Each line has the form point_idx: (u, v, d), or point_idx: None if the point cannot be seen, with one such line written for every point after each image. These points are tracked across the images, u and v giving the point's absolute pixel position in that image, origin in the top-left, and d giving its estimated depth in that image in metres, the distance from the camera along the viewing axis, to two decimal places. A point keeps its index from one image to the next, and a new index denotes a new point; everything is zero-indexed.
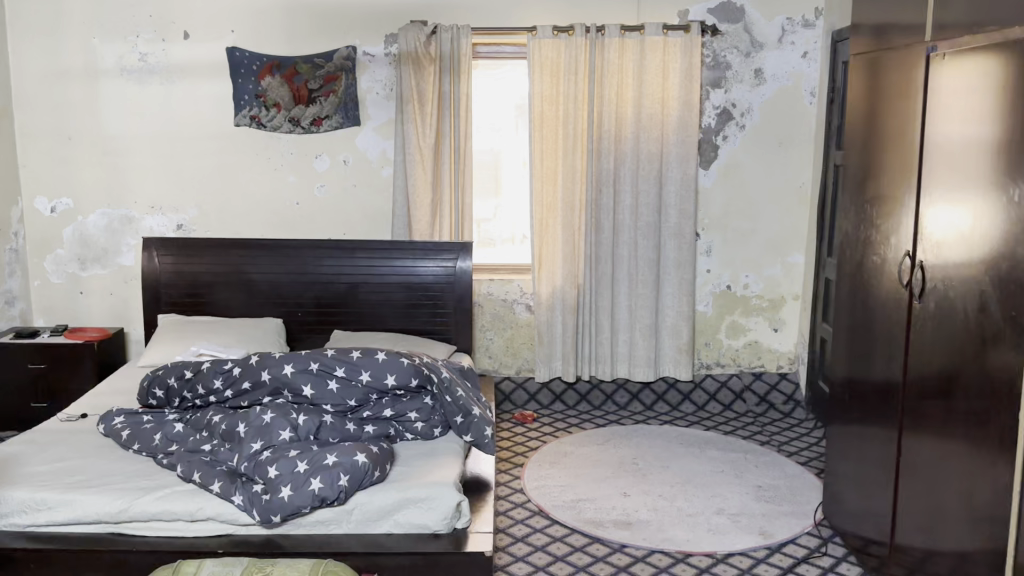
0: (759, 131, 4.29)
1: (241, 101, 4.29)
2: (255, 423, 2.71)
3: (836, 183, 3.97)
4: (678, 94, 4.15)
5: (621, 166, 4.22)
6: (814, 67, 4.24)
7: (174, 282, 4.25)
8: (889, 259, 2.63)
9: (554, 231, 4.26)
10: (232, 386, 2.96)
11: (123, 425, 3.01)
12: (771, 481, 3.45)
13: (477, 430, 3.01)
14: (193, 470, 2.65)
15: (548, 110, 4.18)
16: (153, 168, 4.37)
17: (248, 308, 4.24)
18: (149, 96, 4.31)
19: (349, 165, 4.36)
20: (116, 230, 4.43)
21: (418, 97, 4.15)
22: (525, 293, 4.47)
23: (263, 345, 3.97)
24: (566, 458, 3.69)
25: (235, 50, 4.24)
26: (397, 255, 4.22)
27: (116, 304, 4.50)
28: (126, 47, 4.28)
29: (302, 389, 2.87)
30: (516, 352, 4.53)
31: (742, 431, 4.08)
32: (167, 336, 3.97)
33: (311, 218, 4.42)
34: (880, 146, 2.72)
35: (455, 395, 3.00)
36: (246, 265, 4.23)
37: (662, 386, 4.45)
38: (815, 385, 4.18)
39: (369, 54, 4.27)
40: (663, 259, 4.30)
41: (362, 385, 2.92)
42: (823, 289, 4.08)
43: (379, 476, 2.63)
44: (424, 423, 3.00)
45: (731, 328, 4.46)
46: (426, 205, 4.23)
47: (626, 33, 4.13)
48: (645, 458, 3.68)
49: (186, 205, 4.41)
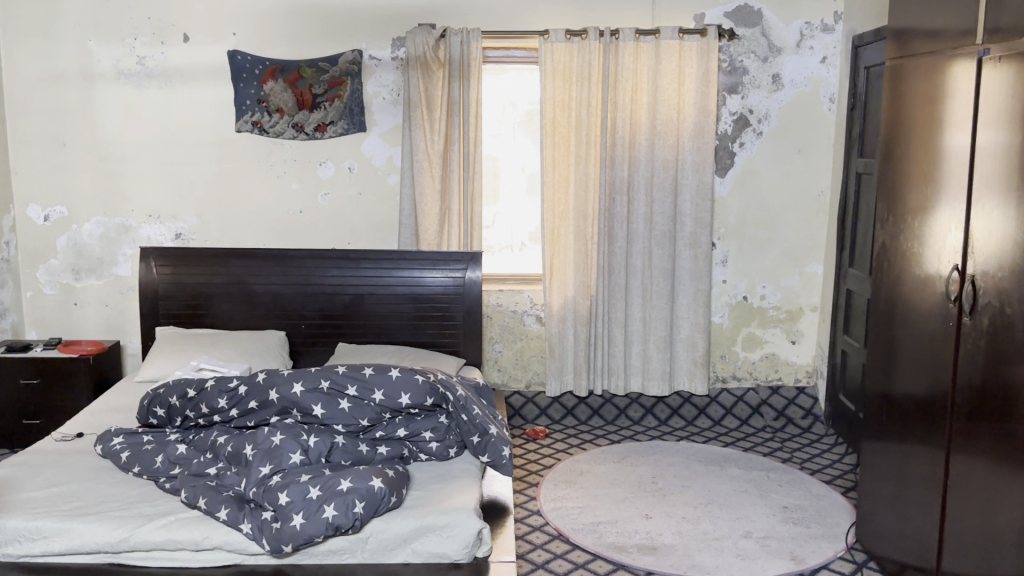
0: (777, 139, 4.18)
1: (242, 106, 4.15)
2: (263, 445, 2.58)
3: (858, 192, 3.86)
4: (695, 99, 4.04)
5: (636, 173, 4.09)
6: (833, 72, 4.13)
7: (173, 294, 4.10)
8: (935, 273, 2.53)
9: (566, 242, 4.12)
10: (238, 406, 2.81)
11: (122, 446, 2.87)
12: (796, 501, 3.33)
13: (493, 450, 2.85)
14: (198, 495, 2.50)
15: (560, 115, 4.06)
16: (151, 175, 4.23)
17: (249, 320, 4.10)
18: (148, 100, 4.17)
19: (354, 172, 4.22)
20: (112, 239, 4.28)
21: (425, 102, 4.02)
22: (536, 304, 4.33)
23: (266, 359, 3.82)
24: (583, 477, 3.55)
25: (237, 54, 4.10)
26: (405, 265, 4.08)
27: (111, 316, 4.34)
28: (123, 50, 4.13)
29: (311, 408, 2.72)
30: (525, 365, 4.39)
31: (762, 447, 3.95)
32: (166, 350, 3.82)
33: (315, 227, 4.28)
34: (924, 157, 2.61)
35: (472, 413, 2.84)
36: (247, 276, 4.08)
37: (677, 400, 4.32)
38: (836, 399, 4.07)
39: (375, 57, 4.14)
40: (678, 269, 4.17)
41: (375, 404, 2.78)
42: (845, 301, 3.96)
43: (396, 501, 2.49)
44: (439, 443, 2.86)
45: (747, 340, 4.34)
46: (435, 214, 4.10)
47: (640, 36, 4.02)
48: (665, 477, 3.55)
49: (185, 213, 4.26)
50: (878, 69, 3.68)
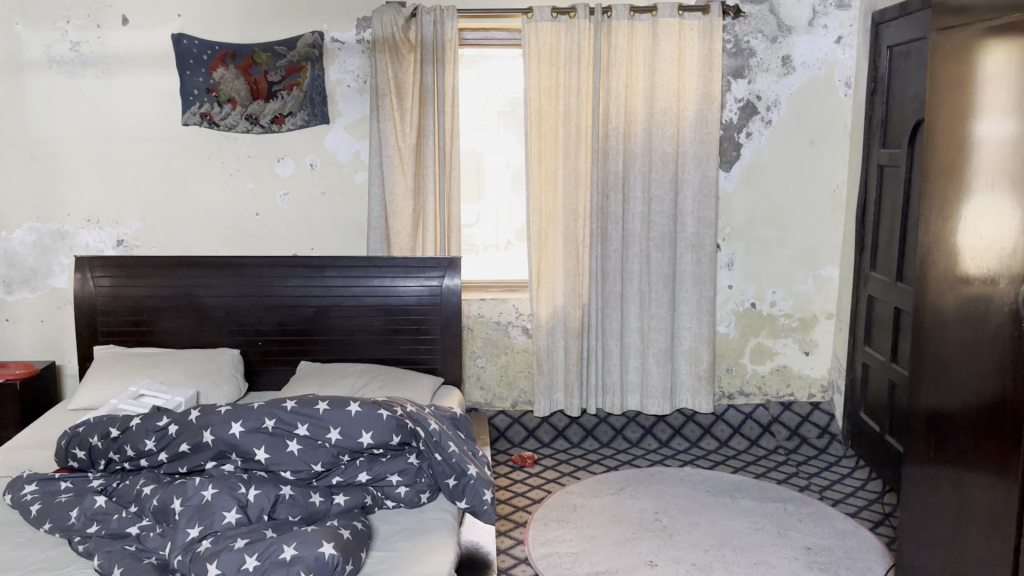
0: (788, 127, 3.76)
1: (189, 96, 3.69)
2: (192, 501, 2.12)
3: (881, 187, 3.44)
4: (697, 84, 3.62)
5: (632, 168, 3.67)
6: (849, 53, 3.72)
7: (114, 309, 3.64)
8: (1002, 284, 2.12)
9: (554, 245, 3.69)
10: (168, 449, 2.37)
11: (34, 497, 2.38)
12: (820, 541, 2.92)
13: (473, 494, 2.45)
14: (113, 563, 2.06)
15: (546, 104, 3.63)
16: (89, 175, 3.76)
17: (201, 337, 3.65)
18: (84, 91, 3.70)
19: (316, 169, 3.78)
20: (47, 248, 3.81)
21: (395, 90, 3.59)
22: (521, 315, 3.90)
23: (217, 383, 3.37)
24: (577, 513, 3.13)
25: (182, 38, 3.64)
26: (375, 274, 3.65)
27: (48, 333, 3.87)
28: (54, 35, 3.66)
29: (253, 452, 2.30)
30: (511, 383, 3.95)
31: (777, 473, 3.54)
32: (103, 372, 3.35)
33: (273, 231, 3.83)
34: (979, 152, 2.21)
35: (447, 451, 2.44)
36: (197, 288, 3.63)
37: (679, 419, 3.90)
38: (856, 417, 3.66)
39: (338, 40, 3.70)
40: (680, 274, 3.76)
41: (330, 446, 2.34)
42: (866, 308, 3.55)
43: (352, 569, 2.05)
44: (408, 488, 2.45)
45: (756, 352, 3.93)
46: (407, 215, 3.65)
47: (636, 15, 3.59)
48: (670, 513, 3.13)
49: (129, 217, 3.80)
50: (904, 49, 3.27)
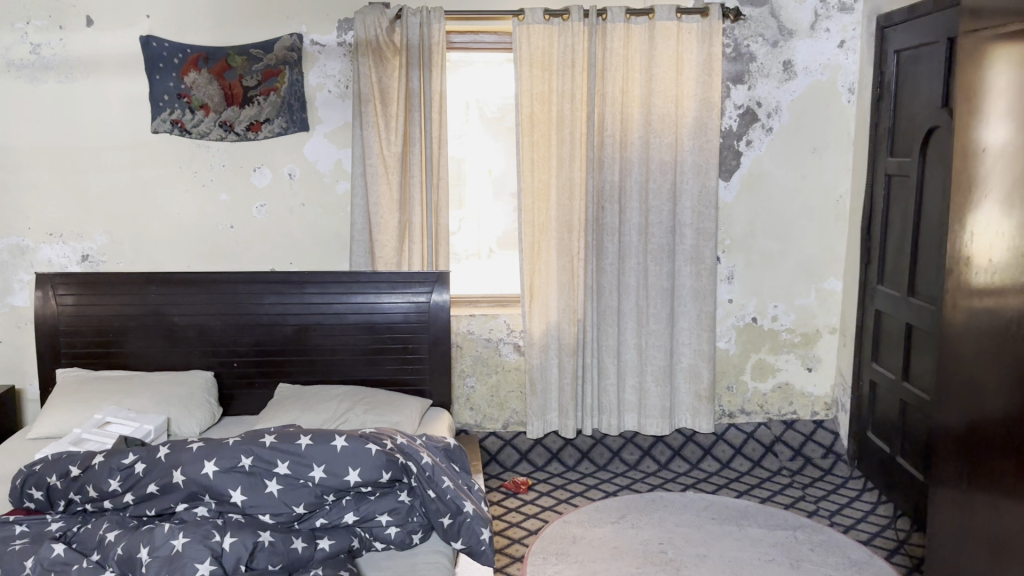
0: (791, 135, 3.62)
1: (159, 102, 3.47)
2: (161, 551, 1.91)
3: (889, 197, 3.29)
4: (695, 90, 3.46)
5: (628, 176, 3.49)
6: (852, 58, 3.58)
7: (78, 329, 3.40)
8: None
9: (548, 258, 3.51)
10: (134, 489, 2.16)
11: None
12: (835, 573, 2.75)
13: (469, 533, 2.25)
14: None
15: (539, 110, 3.45)
16: (51, 185, 3.52)
17: (172, 359, 3.42)
18: (45, 96, 3.47)
19: (295, 179, 3.57)
20: (5, 264, 3.56)
21: (379, 96, 3.39)
22: (513, 331, 3.71)
23: (190, 409, 3.15)
24: (577, 546, 2.94)
25: (151, 40, 3.43)
26: (358, 290, 3.44)
27: (7, 355, 3.62)
28: (13, 37, 3.42)
29: (227, 494, 2.10)
30: (502, 403, 3.76)
31: (782, 497, 3.38)
32: (66, 398, 3.12)
33: (249, 244, 3.61)
34: (988, 162, 2.15)
35: (441, 488, 2.25)
36: (167, 306, 3.41)
37: (678, 439, 3.73)
38: (863, 437, 3.51)
39: (318, 43, 3.50)
40: (678, 288, 3.59)
41: (313, 485, 2.15)
42: (873, 323, 3.40)
43: None
44: (399, 529, 2.25)
45: (758, 368, 3.77)
46: (392, 227, 3.46)
47: (632, 17, 3.42)
48: (675, 543, 2.96)
49: (93, 230, 3.56)
50: (913, 53, 3.13)
